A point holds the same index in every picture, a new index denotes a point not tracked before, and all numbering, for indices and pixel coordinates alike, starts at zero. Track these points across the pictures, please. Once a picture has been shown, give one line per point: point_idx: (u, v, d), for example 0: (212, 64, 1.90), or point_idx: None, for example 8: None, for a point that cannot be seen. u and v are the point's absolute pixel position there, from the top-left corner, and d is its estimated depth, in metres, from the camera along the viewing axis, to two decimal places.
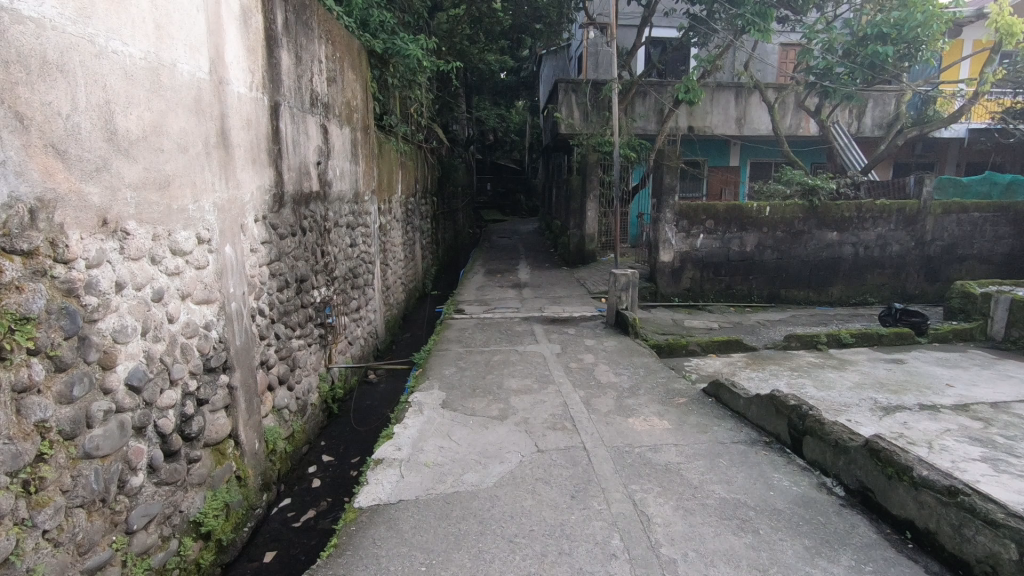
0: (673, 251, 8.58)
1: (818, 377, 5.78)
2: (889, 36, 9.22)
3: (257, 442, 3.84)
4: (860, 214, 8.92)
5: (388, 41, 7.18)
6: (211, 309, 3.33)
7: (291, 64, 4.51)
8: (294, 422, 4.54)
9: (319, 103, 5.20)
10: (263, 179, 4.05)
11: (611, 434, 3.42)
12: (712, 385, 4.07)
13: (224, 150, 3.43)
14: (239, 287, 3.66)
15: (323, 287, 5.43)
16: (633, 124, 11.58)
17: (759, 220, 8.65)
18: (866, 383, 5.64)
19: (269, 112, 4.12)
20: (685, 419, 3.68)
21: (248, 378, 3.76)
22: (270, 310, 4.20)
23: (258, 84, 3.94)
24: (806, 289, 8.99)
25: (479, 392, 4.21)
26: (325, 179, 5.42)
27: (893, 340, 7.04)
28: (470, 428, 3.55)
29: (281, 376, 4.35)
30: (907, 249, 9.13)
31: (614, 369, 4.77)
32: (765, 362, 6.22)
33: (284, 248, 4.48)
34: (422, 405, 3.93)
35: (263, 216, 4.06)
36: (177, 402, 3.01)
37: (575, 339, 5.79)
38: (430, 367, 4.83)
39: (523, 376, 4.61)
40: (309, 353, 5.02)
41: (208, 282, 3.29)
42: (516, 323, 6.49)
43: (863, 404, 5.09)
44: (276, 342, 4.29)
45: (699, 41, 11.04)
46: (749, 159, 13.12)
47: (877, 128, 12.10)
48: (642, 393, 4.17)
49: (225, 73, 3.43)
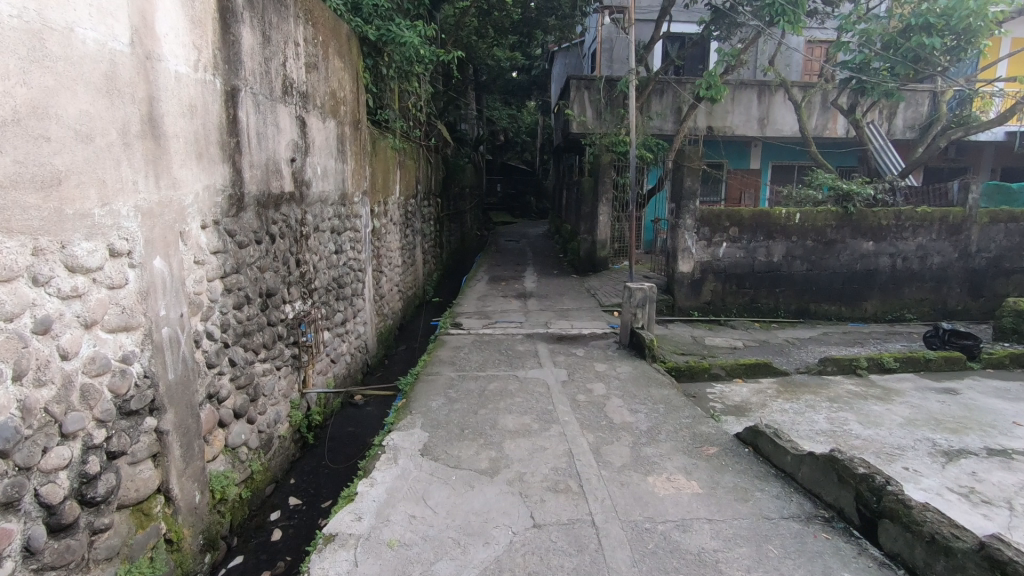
0: (693, 261, 7.84)
1: (862, 411, 5.04)
2: (936, 26, 8.19)
3: (199, 493, 3.19)
4: (900, 221, 8.12)
5: (383, 27, 6.53)
6: (131, 337, 2.68)
7: (255, 42, 3.85)
8: (254, 460, 3.90)
9: (295, 92, 4.57)
10: (212, 177, 3.38)
11: (628, 503, 2.73)
12: (750, 431, 3.37)
13: (152, 141, 2.78)
14: (175, 308, 3.01)
15: (298, 300, 4.79)
16: (649, 123, 10.86)
17: (788, 228, 7.90)
18: (919, 419, 4.88)
19: (223, 98, 3.46)
20: (719, 479, 2.98)
21: (188, 419, 3.10)
22: (223, 332, 3.56)
23: (208, 63, 3.29)
24: (838, 303, 8.22)
25: (468, 433, 3.53)
26: (302, 179, 4.78)
27: (942, 365, 6.24)
28: (452, 487, 2.88)
29: (237, 409, 3.71)
30: (949, 260, 8.32)
31: (629, 405, 4.06)
32: (799, 392, 5.48)
33: (244, 257, 3.83)
34: (398, 451, 3.26)
35: (213, 220, 3.42)
36: (75, 459, 2.38)
37: (584, 363, 5.08)
38: (415, 397, 4.16)
39: (522, 412, 3.91)
40: (278, 378, 4.38)
41: (126, 304, 2.62)
42: (517, 341, 5.80)
43: (920, 448, 4.33)
44: (231, 369, 3.65)
45: (722, 36, 10.38)
46: (771, 161, 12.35)
47: (909, 130, 11.38)
48: (664, 439, 3.46)
49: (156, 47, 2.79)
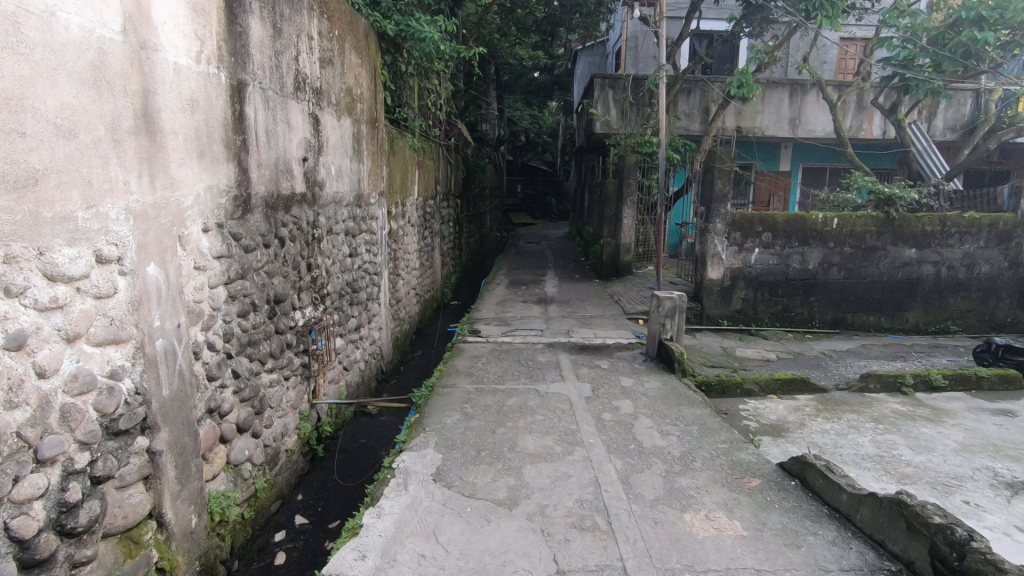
0: (723, 267, 7.47)
1: (911, 434, 4.65)
2: (988, 20, 7.74)
3: (195, 517, 2.97)
4: (945, 228, 7.64)
5: (402, 22, 6.29)
6: (121, 351, 2.46)
7: (264, 35, 3.63)
8: (259, 477, 3.68)
9: (308, 88, 4.35)
10: (215, 177, 3.16)
11: (663, 546, 2.45)
12: (797, 462, 3.08)
13: (147, 137, 2.56)
14: (171, 319, 2.78)
15: (309, 306, 4.57)
16: (676, 123, 10.48)
17: (825, 234, 7.49)
18: (976, 445, 4.48)
19: (227, 93, 3.24)
20: (764, 519, 2.68)
21: (184, 437, 2.87)
22: (226, 342, 3.34)
23: (211, 55, 3.07)
24: (877, 314, 7.77)
25: (485, 456, 3.25)
26: (315, 180, 4.56)
27: (995, 384, 5.79)
28: (466, 521, 2.62)
29: (240, 423, 3.49)
30: (999, 270, 7.81)
31: (659, 426, 3.75)
32: (840, 410, 5.10)
33: (250, 262, 3.61)
34: (409, 476, 3.01)
35: (216, 223, 3.21)
36: (53, 487, 2.16)
37: (609, 377, 4.77)
38: (429, 413, 3.90)
39: (544, 431, 3.63)
40: (286, 389, 4.15)
41: (115, 316, 2.41)
42: (538, 351, 5.51)
43: (979, 478, 3.94)
44: (234, 381, 3.43)
45: (754, 33, 9.98)
46: (803, 163, 11.88)
47: (951, 132, 10.83)
48: (700, 468, 3.15)
49: (152, 35, 2.57)
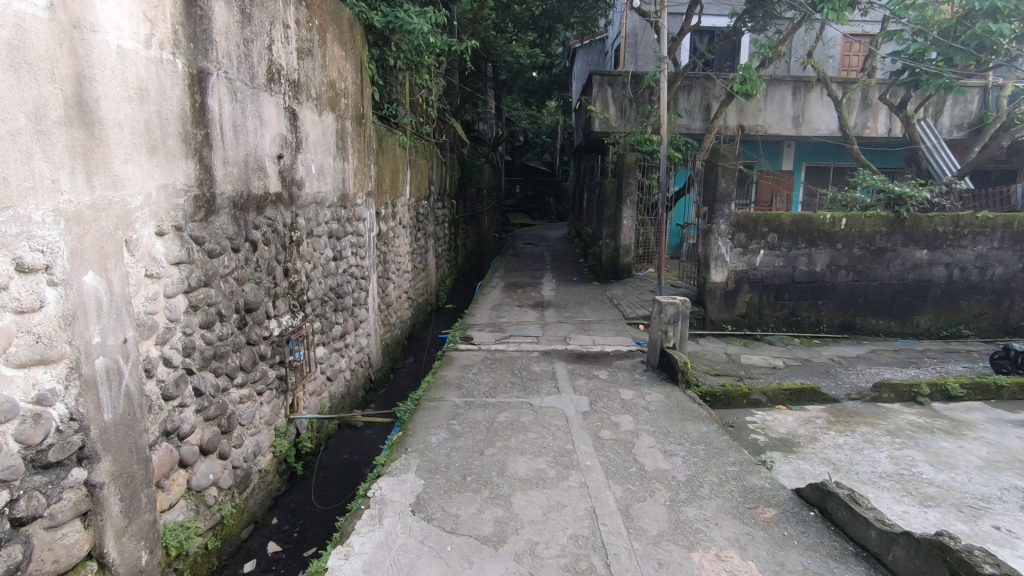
0: (727, 270, 7.17)
1: (930, 448, 4.34)
2: (1002, 10, 7.39)
3: (147, 553, 2.66)
4: (958, 228, 7.34)
5: (390, 13, 5.97)
6: (50, 373, 2.15)
7: (229, 19, 3.31)
8: (226, 502, 3.38)
9: (283, 80, 4.05)
10: (171, 174, 2.86)
11: None
12: (816, 490, 2.81)
13: (82, 129, 2.26)
14: (117, 333, 2.47)
15: (286, 314, 4.26)
16: (676, 121, 10.20)
17: (833, 235, 7.19)
18: (1001, 461, 4.18)
19: (184, 82, 2.93)
20: (782, 559, 2.39)
21: (133, 464, 2.57)
22: (186, 357, 3.04)
23: (165, 39, 2.77)
24: (886, 317, 7.48)
25: (471, 482, 2.95)
26: (292, 179, 4.25)
27: (1014, 393, 5.49)
28: (446, 563, 2.32)
29: (204, 444, 3.19)
30: (1014, 271, 7.50)
31: (662, 445, 3.45)
32: (853, 422, 4.80)
33: (215, 267, 3.30)
34: (386, 507, 2.70)
35: (173, 225, 2.90)
36: None
37: (608, 389, 4.46)
38: (413, 430, 3.59)
39: (537, 452, 3.33)
40: (259, 405, 3.85)
41: (43, 333, 2.10)
42: (533, 360, 5.21)
43: (1009, 499, 3.64)
44: (195, 399, 3.13)
45: (756, 27, 9.67)
46: (806, 161, 11.59)
47: (956, 129, 10.56)
48: (707, 496, 2.85)
49: (88, 14, 2.27)
